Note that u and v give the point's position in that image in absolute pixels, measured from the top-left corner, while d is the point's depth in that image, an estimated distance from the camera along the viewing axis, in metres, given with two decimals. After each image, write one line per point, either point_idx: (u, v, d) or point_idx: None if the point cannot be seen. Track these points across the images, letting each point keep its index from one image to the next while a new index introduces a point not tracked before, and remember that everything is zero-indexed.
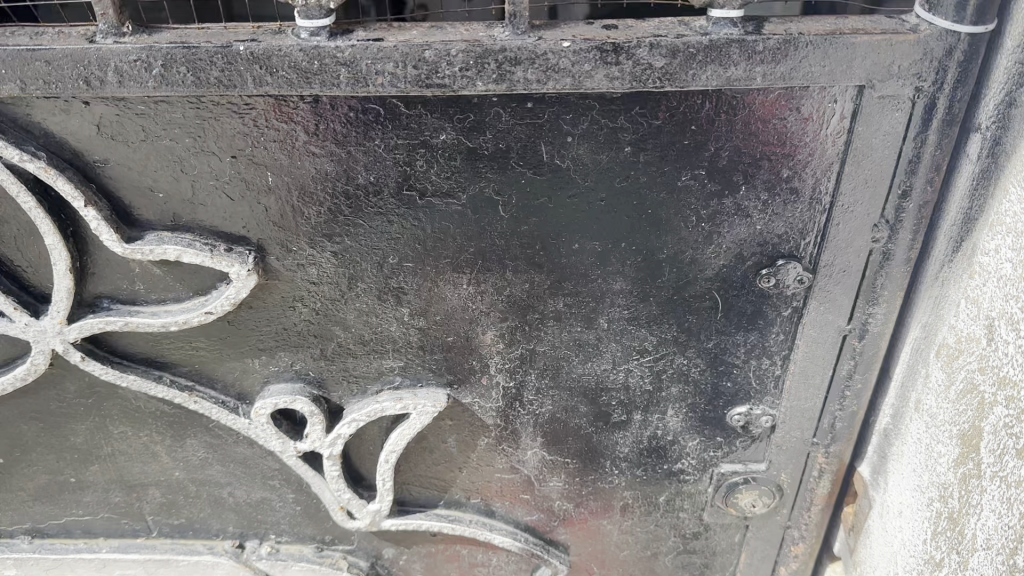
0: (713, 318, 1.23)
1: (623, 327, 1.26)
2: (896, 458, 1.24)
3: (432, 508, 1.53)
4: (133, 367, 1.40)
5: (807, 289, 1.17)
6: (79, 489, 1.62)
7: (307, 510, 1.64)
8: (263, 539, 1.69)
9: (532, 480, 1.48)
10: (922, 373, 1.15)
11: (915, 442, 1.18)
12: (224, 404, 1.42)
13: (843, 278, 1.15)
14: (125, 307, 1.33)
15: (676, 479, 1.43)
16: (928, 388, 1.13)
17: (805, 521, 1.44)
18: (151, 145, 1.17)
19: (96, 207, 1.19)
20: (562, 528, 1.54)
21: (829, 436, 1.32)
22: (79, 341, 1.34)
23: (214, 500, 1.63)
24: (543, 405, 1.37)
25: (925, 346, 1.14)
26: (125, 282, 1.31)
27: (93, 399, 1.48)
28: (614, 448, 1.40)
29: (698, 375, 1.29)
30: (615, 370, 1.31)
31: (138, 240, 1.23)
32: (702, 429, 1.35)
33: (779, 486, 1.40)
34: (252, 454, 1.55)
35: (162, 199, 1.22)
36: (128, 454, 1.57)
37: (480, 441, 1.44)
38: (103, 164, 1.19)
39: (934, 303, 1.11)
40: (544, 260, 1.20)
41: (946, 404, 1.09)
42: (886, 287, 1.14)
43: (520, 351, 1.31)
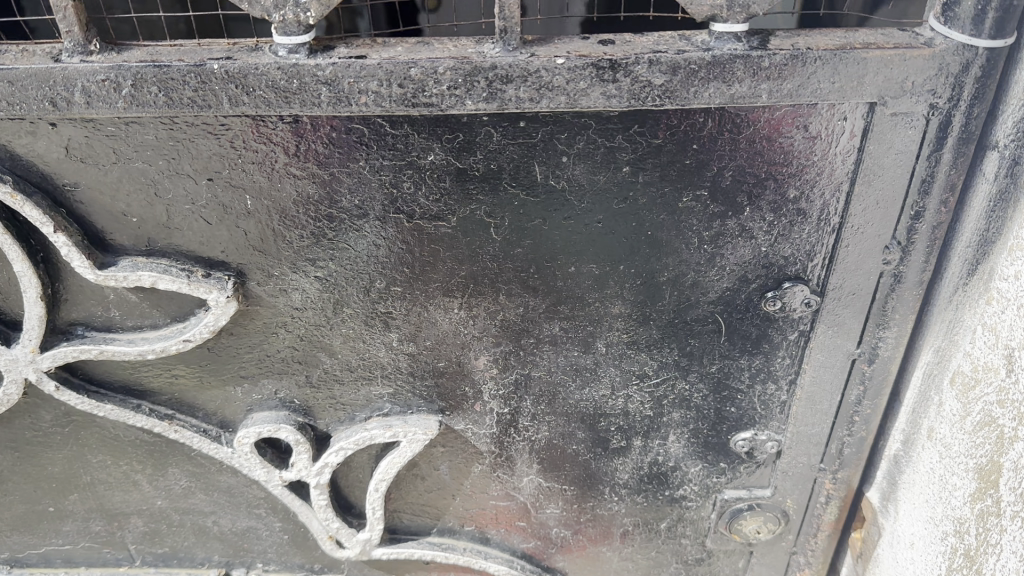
0: (716, 340, 1.18)
1: (622, 351, 1.21)
2: (906, 486, 1.20)
3: (424, 537, 1.47)
4: (110, 396, 1.33)
5: (814, 312, 1.13)
6: (58, 519, 1.54)
7: (295, 539, 1.58)
8: (250, 567, 1.62)
9: (529, 507, 1.43)
10: (935, 399, 1.12)
11: (927, 471, 1.14)
12: (206, 433, 1.35)
13: (852, 300, 1.11)
14: (101, 334, 1.26)
15: (678, 505, 1.38)
16: (941, 416, 1.10)
17: (812, 546, 1.39)
18: (123, 167, 1.10)
19: (67, 233, 1.13)
20: (559, 555, 1.49)
21: (837, 461, 1.28)
22: (53, 370, 1.27)
23: (199, 529, 1.56)
24: (538, 432, 1.32)
25: (938, 371, 1.10)
26: (99, 308, 1.24)
27: (70, 429, 1.41)
28: (614, 475, 1.35)
29: (700, 400, 1.25)
30: (614, 396, 1.26)
31: (112, 266, 1.17)
32: (705, 454, 1.31)
33: (784, 509, 1.35)
34: (237, 482, 1.48)
35: (136, 224, 1.16)
36: (108, 483, 1.49)
37: (474, 468, 1.38)
38: (74, 188, 1.13)
39: (947, 327, 1.08)
40: (538, 284, 1.15)
41: (961, 435, 1.05)
42: (897, 309, 1.10)
43: (515, 377, 1.26)
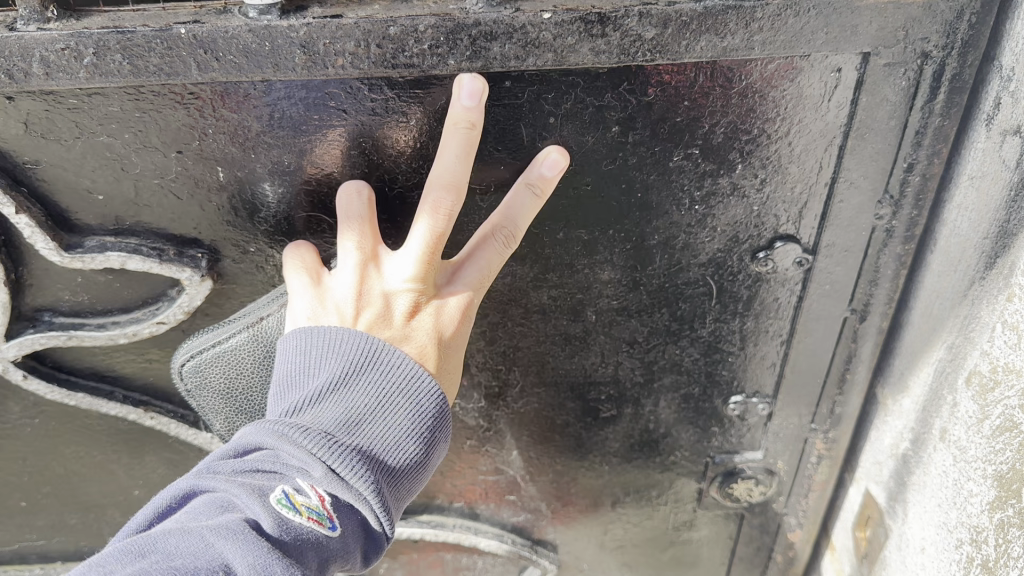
0: (707, 304, 1.17)
1: (612, 318, 1.19)
2: (916, 488, 1.15)
3: (413, 514, 1.45)
4: (81, 383, 1.29)
5: (806, 272, 1.13)
6: (31, 513, 1.49)
7: None
8: None
9: (519, 480, 1.42)
10: (947, 400, 1.07)
11: (939, 474, 1.10)
12: (183, 419, 1.33)
13: (845, 258, 1.11)
14: (69, 320, 1.21)
15: (669, 471, 1.38)
16: (955, 418, 1.05)
17: (802, 506, 1.41)
18: (87, 142, 1.05)
19: (30, 215, 1.07)
20: (550, 527, 1.48)
21: (828, 421, 1.29)
22: (20, 359, 1.22)
23: None
24: (528, 404, 1.30)
25: (951, 369, 1.06)
26: (67, 292, 1.19)
27: (41, 420, 1.36)
28: (604, 444, 1.35)
29: (691, 365, 1.24)
30: (604, 364, 1.25)
31: (79, 247, 1.12)
32: (696, 419, 1.31)
33: (773, 471, 1.36)
34: None
35: (103, 201, 1.11)
36: (82, 474, 1.44)
37: (461, 443, 1.37)
38: (35, 165, 1.07)
39: (962, 323, 1.03)
40: (525, 252, 1.12)
41: (978, 439, 1.01)
42: (889, 265, 1.11)
43: (503, 348, 1.23)
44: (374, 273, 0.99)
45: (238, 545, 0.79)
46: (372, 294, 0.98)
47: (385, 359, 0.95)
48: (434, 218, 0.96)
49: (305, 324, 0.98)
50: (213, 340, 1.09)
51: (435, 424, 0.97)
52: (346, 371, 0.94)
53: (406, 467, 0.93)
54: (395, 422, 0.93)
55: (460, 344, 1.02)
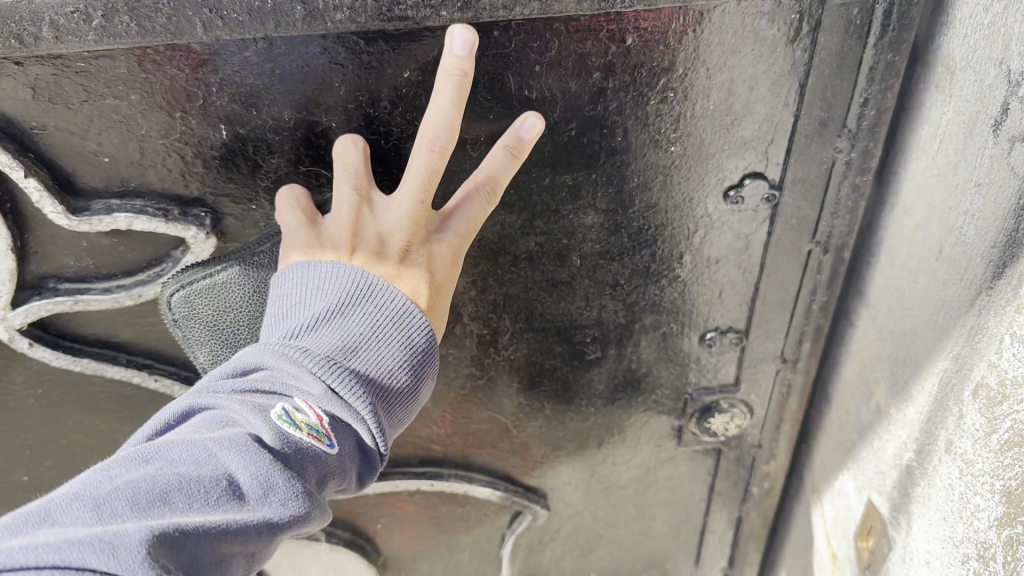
0: (684, 244, 1.25)
1: (596, 261, 1.27)
2: (922, 499, 1.17)
3: (408, 466, 1.53)
4: (85, 349, 1.35)
5: (773, 207, 1.21)
6: (35, 487, 1.53)
7: None
8: None
9: (510, 427, 1.49)
10: (954, 411, 1.09)
11: (945, 486, 1.11)
12: (187, 380, 1.41)
13: (808, 191, 1.19)
14: (74, 286, 1.27)
15: (651, 410, 1.46)
16: (961, 429, 1.06)
17: (774, 438, 1.50)
18: (94, 105, 1.11)
19: (38, 178, 1.13)
20: (540, 472, 1.56)
21: (795, 349, 1.37)
22: (25, 327, 1.29)
23: None
24: (517, 350, 1.38)
25: (957, 380, 1.07)
26: (71, 257, 1.25)
27: (44, 390, 1.41)
28: (590, 385, 1.42)
29: (670, 304, 1.32)
30: (589, 307, 1.32)
31: (86, 210, 1.19)
32: (674, 356, 1.39)
33: (747, 403, 1.45)
34: None
35: (109, 163, 1.17)
36: (86, 443, 1.50)
37: (455, 393, 1.44)
38: (42, 131, 1.13)
39: (969, 333, 1.04)
40: (514, 199, 1.19)
41: (985, 452, 1.02)
42: (851, 194, 1.17)
43: (493, 296, 1.31)
44: (367, 215, 1.07)
45: (241, 456, 0.85)
46: (364, 233, 1.05)
47: (378, 294, 1.02)
48: (428, 158, 1.04)
49: (299, 259, 1.05)
50: (202, 272, 1.17)
51: (424, 355, 1.03)
52: (342, 302, 1.01)
53: (397, 393, 1.00)
54: (387, 352, 1.00)
55: (446, 287, 1.09)
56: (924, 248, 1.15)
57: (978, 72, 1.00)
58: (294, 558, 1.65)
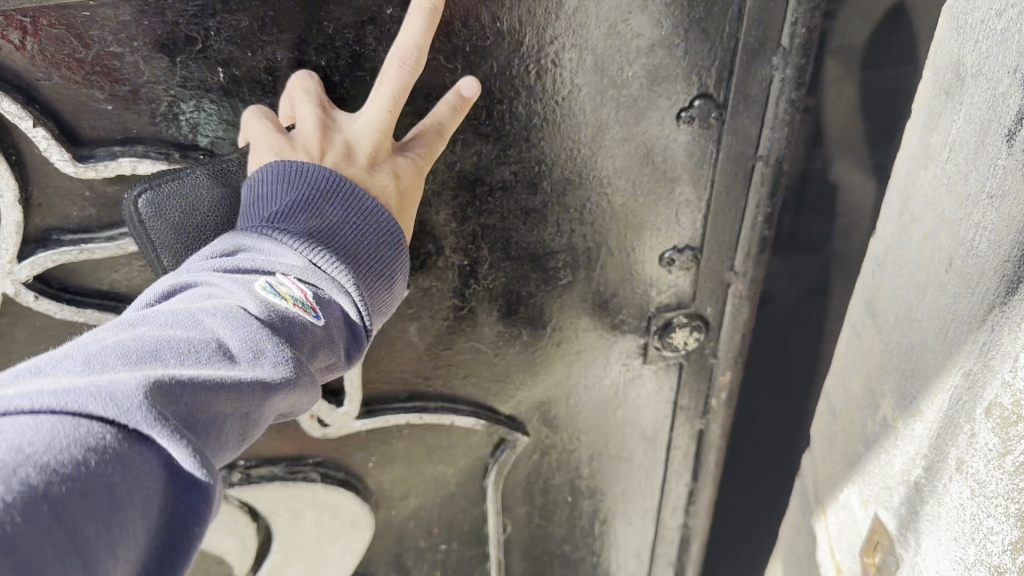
0: (643, 167, 1.38)
1: (564, 186, 1.39)
2: (927, 518, 0.96)
3: (395, 402, 1.64)
4: (88, 300, 1.44)
5: (719, 124, 1.33)
6: None
7: (274, 433, 1.69)
8: (231, 468, 1.69)
9: (490, 354, 1.61)
10: (963, 426, 0.89)
11: (955, 505, 0.91)
12: None
13: (750, 106, 1.31)
14: (77, 237, 1.37)
15: (617, 330, 1.60)
16: (971, 446, 0.87)
17: (732, 359, 1.62)
18: (97, 55, 1.22)
19: (45, 127, 1.24)
20: (520, 396, 1.68)
21: (746, 262, 1.48)
22: (30, 282, 1.39)
23: None
24: (496, 278, 1.49)
25: (967, 397, 0.89)
26: (74, 208, 1.35)
27: (47, 345, 1.48)
28: (563, 307, 1.55)
29: (634, 223, 1.45)
30: (558, 233, 1.44)
31: (90, 157, 1.30)
32: (637, 274, 1.52)
33: (703, 317, 1.57)
34: None
35: (111, 111, 1.27)
36: None
37: (439, 325, 1.55)
38: (48, 82, 1.23)
39: (982, 348, 0.86)
40: (488, 129, 1.31)
41: (997, 473, 0.83)
42: (789, 110, 1.30)
43: (472, 227, 1.42)
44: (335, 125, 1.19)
45: (231, 319, 0.91)
46: (331, 140, 1.18)
47: (348, 193, 1.12)
48: (399, 73, 1.16)
49: (271, 161, 1.15)
50: (171, 176, 1.23)
51: (389, 245, 1.14)
52: (312, 195, 1.10)
53: (367, 276, 1.10)
54: (359, 241, 1.10)
55: (409, 193, 1.21)
56: (933, 259, 0.98)
57: (990, 79, 0.86)
58: (293, 500, 1.76)
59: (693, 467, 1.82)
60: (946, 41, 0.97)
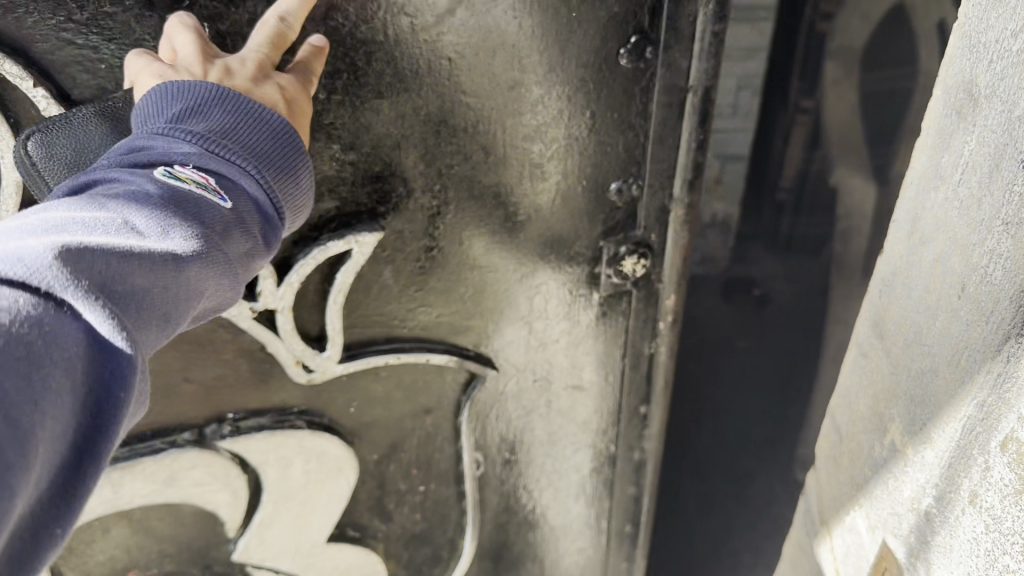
0: (591, 104, 1.61)
1: (518, 123, 1.61)
2: (941, 549, 1.26)
3: (374, 346, 1.83)
4: None
5: (655, 60, 1.58)
6: None
7: (260, 385, 1.83)
8: (222, 422, 1.84)
9: (459, 292, 1.79)
10: (977, 463, 1.18)
11: (967, 537, 1.20)
12: None
13: (679, 40, 1.56)
14: None
15: (573, 262, 1.81)
16: (987, 483, 1.15)
17: (675, 283, 1.84)
18: (93, 16, 1.36)
19: (45, 87, 1.38)
20: (489, 333, 1.88)
21: (684, 190, 1.72)
22: None
23: (171, 390, 1.76)
24: (460, 216, 1.69)
25: (981, 429, 1.17)
26: None
27: None
28: (522, 241, 1.76)
29: (583, 157, 1.67)
30: (514, 168, 1.66)
31: None
32: (587, 206, 1.74)
33: (648, 244, 1.79)
34: (204, 330, 1.71)
35: (105, 69, 1.40)
36: None
37: (411, 267, 1.73)
38: (46, 43, 1.37)
39: (995, 378, 1.14)
40: (450, 74, 1.52)
41: (1013, 509, 1.09)
42: (713, 44, 1.56)
43: (438, 167, 1.61)
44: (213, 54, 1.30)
45: (132, 203, 0.99)
46: (211, 64, 1.26)
47: (235, 99, 1.21)
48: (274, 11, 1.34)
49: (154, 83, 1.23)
50: (60, 119, 1.32)
51: (281, 143, 1.23)
52: (196, 103, 1.18)
53: (266, 169, 1.19)
54: (252, 139, 1.19)
55: (296, 100, 1.31)
56: (942, 283, 1.27)
57: (1005, 101, 1.11)
58: (280, 451, 1.89)
59: (642, 393, 2.00)
60: (960, 60, 1.24)
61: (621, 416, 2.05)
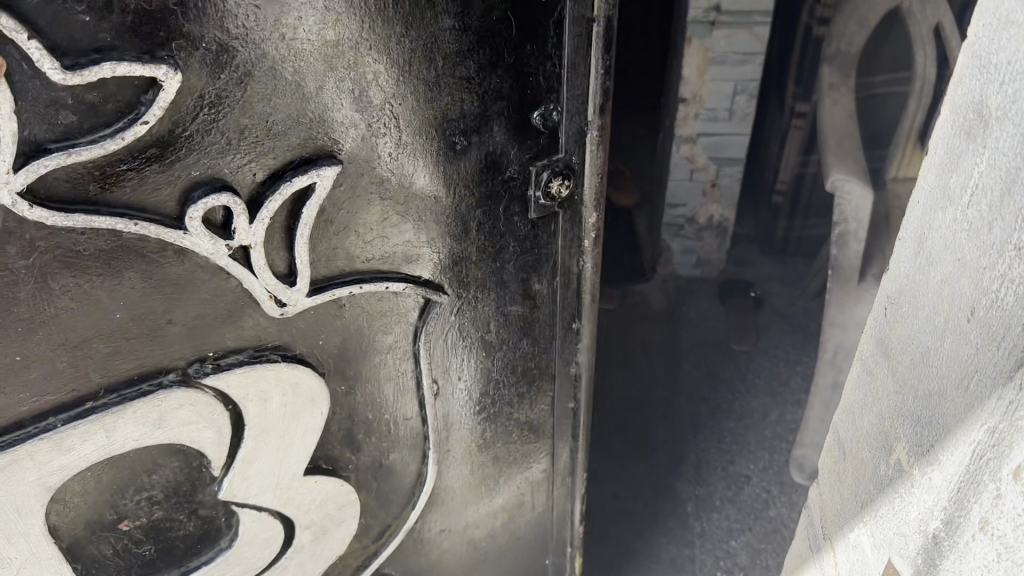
0: (517, 41, 1.98)
1: (455, 60, 1.91)
2: (952, 550, 1.94)
3: (337, 280, 2.07)
4: (73, 207, 1.65)
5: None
6: (27, 368, 1.81)
7: (237, 325, 2.02)
8: (204, 360, 2.01)
9: (411, 220, 2.09)
10: (977, 483, 1.82)
11: (972, 551, 1.86)
12: (162, 223, 1.76)
13: None
14: (62, 145, 1.58)
15: (507, 187, 2.19)
16: (994, 498, 1.75)
17: (592, 198, 2.34)
18: None
19: (38, 41, 1.45)
20: (440, 260, 2.20)
21: (594, 109, 2.19)
22: (22, 192, 1.57)
23: (156, 334, 1.93)
24: (406, 147, 1.96)
25: (984, 447, 1.77)
26: (57, 121, 1.56)
27: (35, 259, 1.69)
28: (462, 170, 2.09)
29: (509, 89, 2.04)
30: (453, 102, 1.97)
31: (77, 68, 1.51)
32: (516, 134, 2.12)
33: (571, 167, 2.26)
34: (185, 273, 1.88)
35: (92, 23, 1.51)
36: (71, 309, 1.80)
37: (365, 203, 1.99)
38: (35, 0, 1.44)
39: (1002, 410, 1.70)
40: (395, 14, 1.78)
41: (1009, 523, 1.71)
42: None
43: (386, 103, 1.87)
44: None
45: None
46: None
47: None
48: None
49: None
50: None
51: None
52: None
53: None
54: None
55: None
56: (947, 313, 1.89)
57: (1011, 131, 1.60)
58: (259, 385, 2.09)
59: (574, 307, 2.54)
60: (970, 82, 1.76)
61: (559, 334, 2.58)
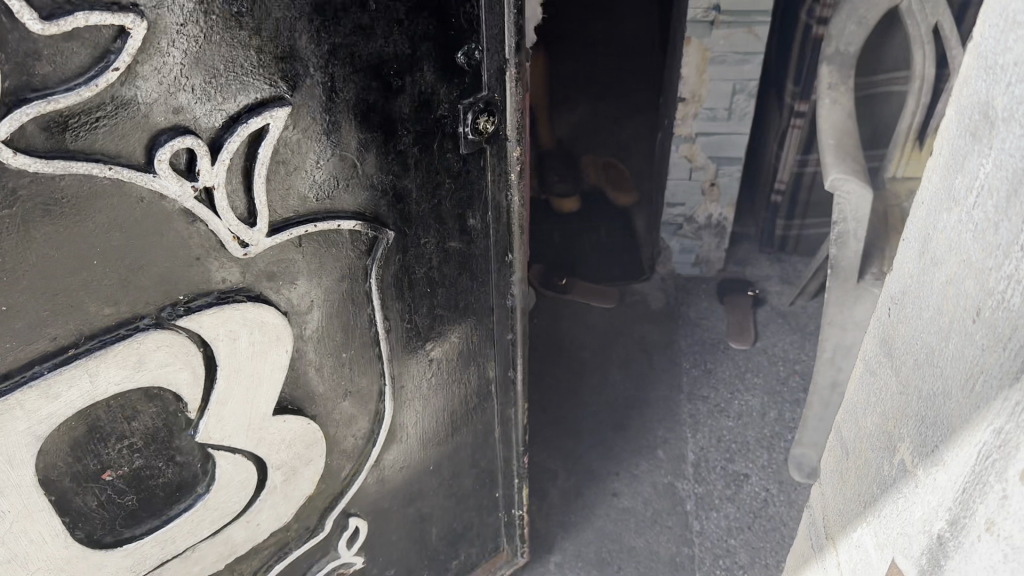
0: None
1: (385, 4, 2.09)
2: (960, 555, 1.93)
3: (291, 220, 2.25)
4: (53, 155, 1.78)
5: None
6: (12, 317, 1.91)
7: (207, 270, 2.17)
8: (175, 304, 2.16)
9: (358, 159, 2.28)
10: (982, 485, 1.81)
11: (980, 552, 1.86)
12: (134, 167, 1.91)
13: None
14: (40, 94, 1.71)
15: (439, 124, 2.41)
16: (1000, 498, 1.76)
17: (515, 133, 2.58)
18: None
19: None
20: (387, 200, 2.41)
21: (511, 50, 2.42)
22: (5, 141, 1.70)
23: (132, 281, 2.06)
24: (349, 89, 2.15)
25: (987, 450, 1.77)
26: (37, 71, 1.69)
27: (17, 207, 1.80)
28: (398, 109, 2.28)
29: (435, 31, 2.23)
30: (386, 44, 2.15)
31: (53, 19, 1.65)
32: (444, 73, 2.32)
33: (494, 103, 2.49)
34: (158, 221, 2.01)
35: None
36: (53, 258, 1.91)
37: (314, 145, 2.17)
38: None
39: (1005, 413, 1.69)
40: None
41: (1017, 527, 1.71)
42: None
43: (327, 46, 2.05)
44: None
45: None
46: None
47: None
48: None
49: None
50: None
51: None
52: None
53: None
54: None
55: None
56: (951, 310, 1.89)
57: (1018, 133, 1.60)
58: (227, 326, 2.25)
59: (504, 241, 2.81)
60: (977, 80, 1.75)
61: (493, 267, 2.85)
